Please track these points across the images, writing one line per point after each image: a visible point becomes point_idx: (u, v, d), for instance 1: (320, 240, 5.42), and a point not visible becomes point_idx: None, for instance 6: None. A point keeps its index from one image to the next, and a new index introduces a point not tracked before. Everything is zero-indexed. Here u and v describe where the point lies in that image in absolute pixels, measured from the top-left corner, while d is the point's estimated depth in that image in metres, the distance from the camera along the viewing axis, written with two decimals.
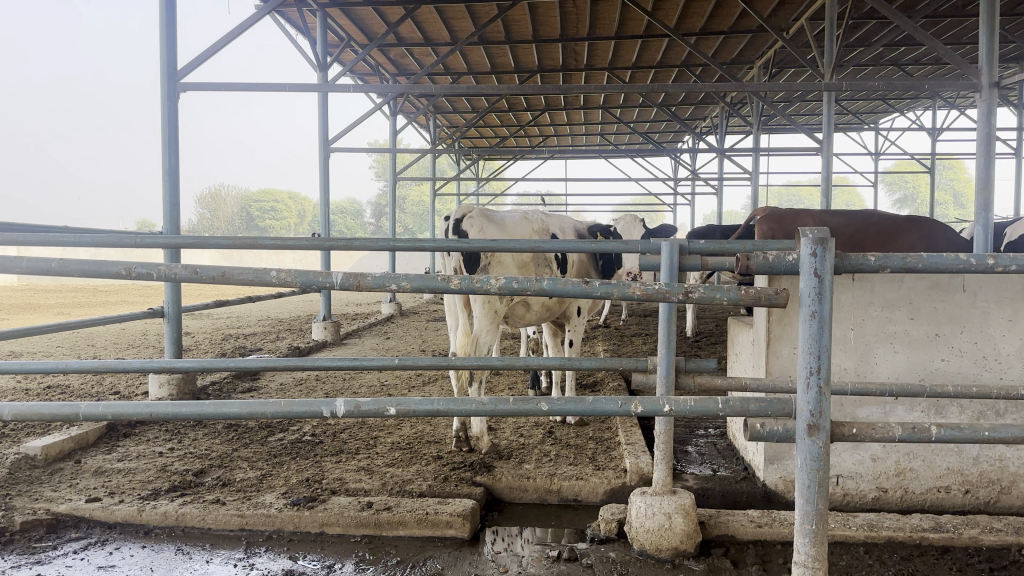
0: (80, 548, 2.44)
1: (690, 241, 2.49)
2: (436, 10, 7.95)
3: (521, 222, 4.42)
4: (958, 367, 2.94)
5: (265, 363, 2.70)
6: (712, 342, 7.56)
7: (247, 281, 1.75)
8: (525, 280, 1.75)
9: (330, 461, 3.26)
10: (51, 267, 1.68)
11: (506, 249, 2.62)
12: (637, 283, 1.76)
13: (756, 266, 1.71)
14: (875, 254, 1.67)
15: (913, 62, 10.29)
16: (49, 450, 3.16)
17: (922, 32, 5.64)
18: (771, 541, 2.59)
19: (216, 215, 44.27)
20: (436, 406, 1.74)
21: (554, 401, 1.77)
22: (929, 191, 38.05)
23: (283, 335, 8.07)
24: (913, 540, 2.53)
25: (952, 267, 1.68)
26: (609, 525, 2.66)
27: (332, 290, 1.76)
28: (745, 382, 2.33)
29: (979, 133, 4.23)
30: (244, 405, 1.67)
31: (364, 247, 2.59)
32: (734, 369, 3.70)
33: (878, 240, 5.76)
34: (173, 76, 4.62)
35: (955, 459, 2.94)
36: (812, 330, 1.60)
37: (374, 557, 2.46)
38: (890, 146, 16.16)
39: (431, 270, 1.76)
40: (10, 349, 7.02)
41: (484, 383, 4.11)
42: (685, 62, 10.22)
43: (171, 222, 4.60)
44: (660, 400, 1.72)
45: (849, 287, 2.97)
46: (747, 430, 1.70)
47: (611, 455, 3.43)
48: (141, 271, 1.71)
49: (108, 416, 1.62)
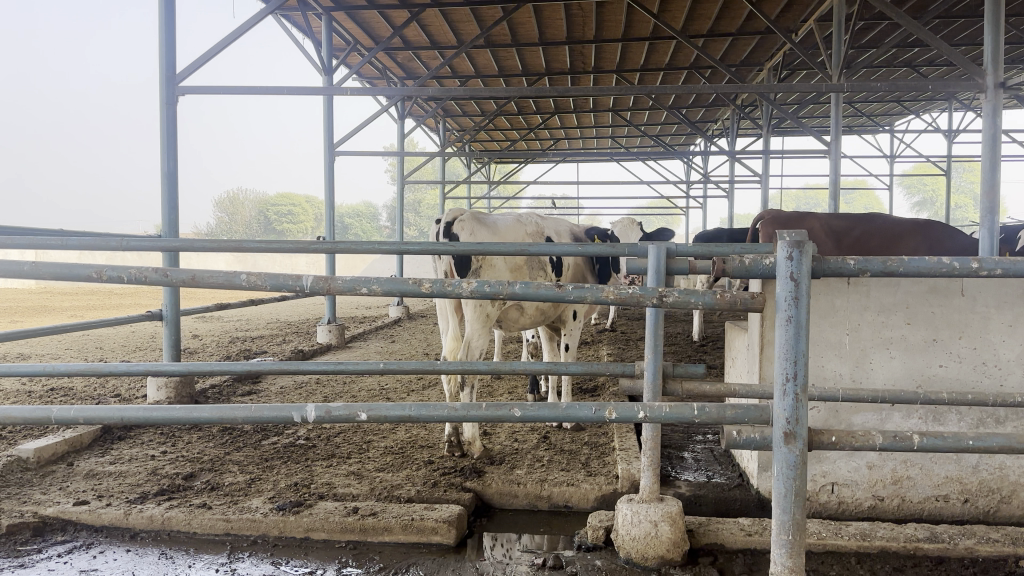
0: (65, 552, 2.46)
1: (677, 244, 2.44)
2: (442, 14, 8.00)
3: (515, 225, 4.40)
4: (956, 373, 2.87)
5: (250, 368, 2.59)
6: (716, 346, 7.50)
7: (217, 285, 1.73)
8: (498, 285, 1.72)
9: (320, 466, 3.25)
10: (22, 269, 1.66)
11: (493, 253, 2.60)
12: (611, 287, 1.72)
13: (732, 270, 1.69)
14: (855, 258, 1.62)
15: (926, 63, 10.13)
16: (42, 453, 3.20)
17: (929, 33, 5.51)
18: (761, 550, 2.54)
19: (233, 219, 44.80)
20: (407, 413, 1.71)
21: (527, 407, 1.73)
22: (947, 193, 37.64)
23: (288, 338, 8.13)
24: (908, 551, 2.46)
25: (935, 269, 1.63)
26: (596, 533, 2.61)
27: (301, 293, 1.73)
28: (732, 388, 2.29)
29: (984, 135, 4.13)
30: (215, 410, 1.62)
31: (349, 250, 2.55)
32: (730, 374, 3.63)
33: (884, 243, 5.68)
34: (171, 81, 4.65)
35: (953, 468, 2.87)
36: (790, 336, 1.56)
37: (358, 563, 2.45)
38: (905, 148, 15.92)
39: (401, 274, 1.72)
40: (19, 350, 7.14)
41: (477, 389, 4.09)
42: (694, 64, 10.16)
43: (170, 225, 4.65)
44: (635, 406, 1.67)
45: (845, 291, 2.91)
46: (724, 438, 1.66)
47: (605, 461, 3.39)
48: (113, 274, 1.70)
49: (78, 420, 1.61)
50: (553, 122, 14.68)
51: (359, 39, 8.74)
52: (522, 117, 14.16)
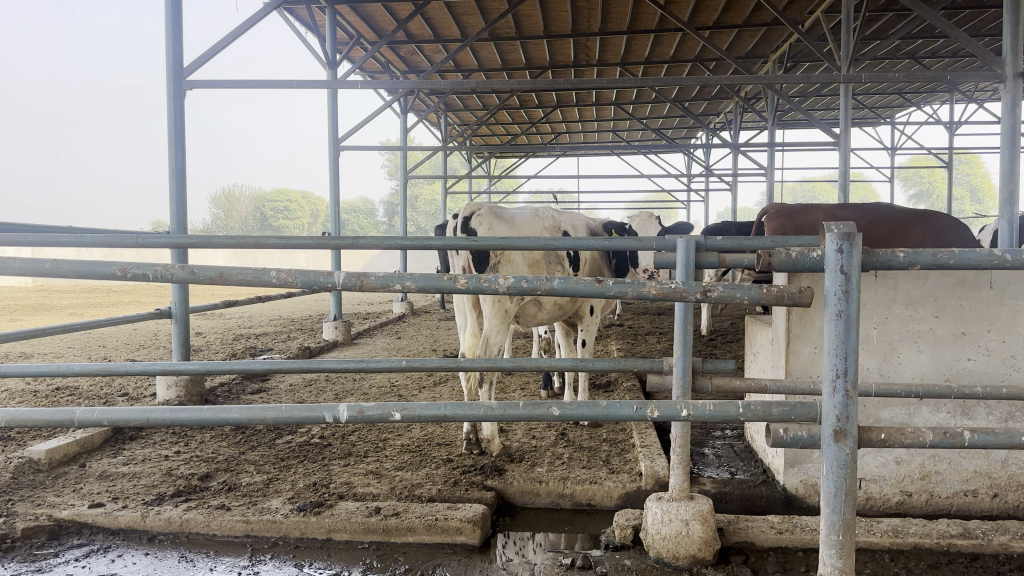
0: (82, 556, 2.42)
1: (706, 237, 2.39)
2: (446, 7, 7.92)
3: (532, 219, 4.33)
4: (985, 367, 2.83)
5: (269, 366, 2.51)
6: (727, 340, 7.43)
7: (246, 282, 1.68)
8: (536, 280, 1.65)
9: (338, 465, 3.21)
10: (44, 268, 1.60)
11: (517, 246, 2.53)
12: (653, 282, 1.65)
13: (778, 262, 1.61)
14: (904, 250, 1.56)
15: (932, 55, 10.09)
16: (54, 454, 3.15)
17: (944, 22, 5.34)
18: (792, 548, 2.49)
19: (229, 215, 44.69)
20: (442, 412, 1.64)
21: (565, 406, 1.64)
22: (946, 185, 37.77)
23: (293, 335, 8.07)
24: (942, 547, 2.42)
25: (985, 262, 1.57)
26: (624, 532, 2.57)
27: (334, 291, 1.69)
28: (767, 385, 2.23)
29: (1004, 125, 4.05)
30: (244, 411, 1.55)
31: (371, 246, 2.47)
32: (752, 369, 3.58)
33: (891, 233, 5.61)
34: (179, 74, 4.58)
35: (982, 463, 2.84)
36: (839, 330, 1.49)
37: (382, 565, 2.40)
38: (906, 140, 15.85)
39: (437, 270, 1.67)
40: (21, 350, 7.08)
41: (494, 385, 4.03)
42: (699, 56, 10.07)
43: (178, 221, 4.59)
44: (678, 404, 1.61)
45: (872, 284, 2.85)
46: (770, 436, 1.59)
47: (626, 458, 3.34)
48: (138, 272, 1.63)
49: (103, 421, 1.54)
50: (555, 116, 14.60)
51: (362, 33, 8.72)
52: (524, 112, 14.09)
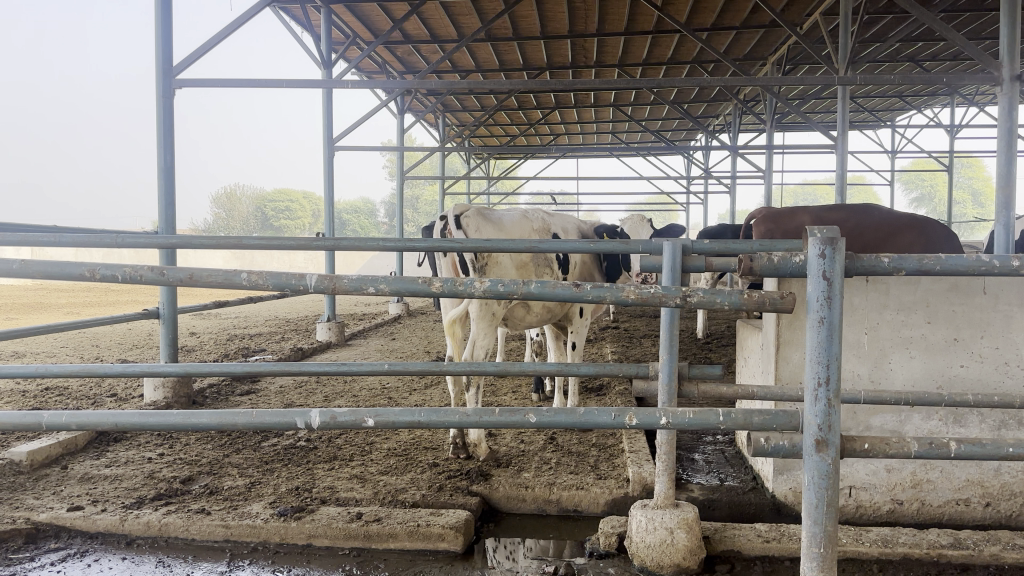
0: (58, 560, 2.38)
1: (693, 240, 2.34)
2: (441, 6, 7.88)
3: (521, 220, 4.30)
4: (978, 374, 2.79)
5: (251, 367, 2.47)
6: (722, 344, 7.39)
7: (217, 284, 1.64)
8: (512, 284, 1.60)
9: (322, 469, 3.17)
10: (12, 269, 1.56)
11: (500, 249, 2.47)
12: (631, 286, 1.59)
13: (759, 268, 1.54)
14: (889, 255, 1.50)
15: (932, 57, 10.05)
16: (36, 456, 3.12)
17: (942, 24, 5.30)
18: (779, 557, 2.45)
19: (229, 214, 44.70)
20: (417, 419, 1.57)
21: (542, 413, 1.58)
22: (947, 189, 37.73)
23: (287, 336, 8.03)
24: (932, 557, 2.38)
25: (973, 268, 1.50)
26: (609, 540, 2.53)
27: (307, 292, 1.64)
28: (753, 391, 2.18)
29: (1001, 127, 3.98)
30: (213, 416, 1.50)
31: (352, 247, 2.44)
32: (743, 374, 3.53)
33: (881, 236, 5.58)
34: (168, 74, 4.54)
35: (974, 471, 2.80)
36: (821, 338, 1.44)
37: (362, 571, 2.36)
38: (907, 143, 15.77)
39: (411, 272, 1.62)
40: (14, 349, 7.04)
41: (482, 389, 3.98)
42: (697, 58, 10.02)
43: (167, 221, 4.55)
44: (658, 412, 1.53)
45: (863, 290, 2.82)
46: (751, 444, 1.53)
47: (615, 464, 3.30)
48: (107, 273, 1.59)
49: (68, 424, 1.50)
50: (553, 117, 14.57)
51: (358, 33, 8.69)
52: (522, 113, 14.03)
